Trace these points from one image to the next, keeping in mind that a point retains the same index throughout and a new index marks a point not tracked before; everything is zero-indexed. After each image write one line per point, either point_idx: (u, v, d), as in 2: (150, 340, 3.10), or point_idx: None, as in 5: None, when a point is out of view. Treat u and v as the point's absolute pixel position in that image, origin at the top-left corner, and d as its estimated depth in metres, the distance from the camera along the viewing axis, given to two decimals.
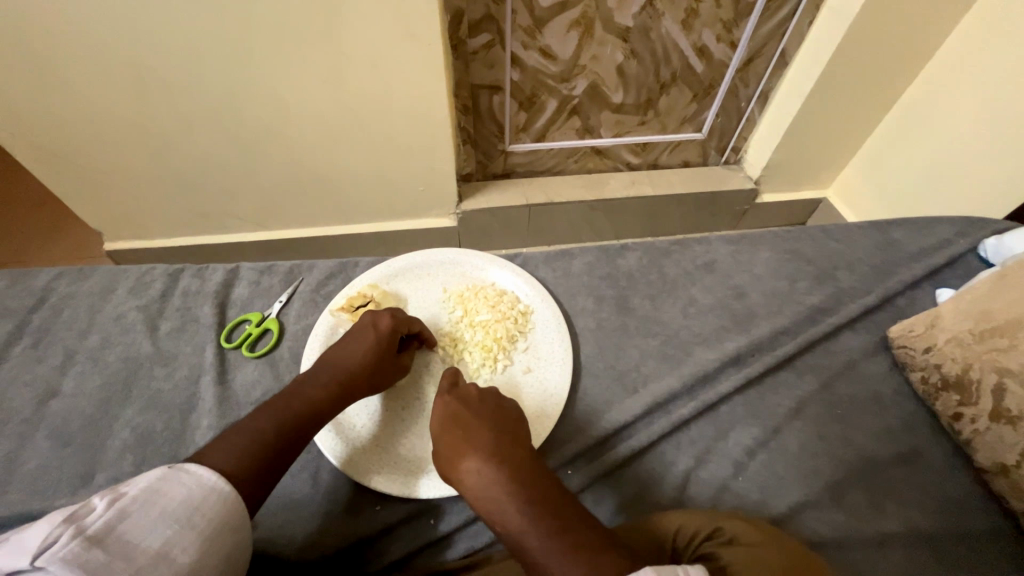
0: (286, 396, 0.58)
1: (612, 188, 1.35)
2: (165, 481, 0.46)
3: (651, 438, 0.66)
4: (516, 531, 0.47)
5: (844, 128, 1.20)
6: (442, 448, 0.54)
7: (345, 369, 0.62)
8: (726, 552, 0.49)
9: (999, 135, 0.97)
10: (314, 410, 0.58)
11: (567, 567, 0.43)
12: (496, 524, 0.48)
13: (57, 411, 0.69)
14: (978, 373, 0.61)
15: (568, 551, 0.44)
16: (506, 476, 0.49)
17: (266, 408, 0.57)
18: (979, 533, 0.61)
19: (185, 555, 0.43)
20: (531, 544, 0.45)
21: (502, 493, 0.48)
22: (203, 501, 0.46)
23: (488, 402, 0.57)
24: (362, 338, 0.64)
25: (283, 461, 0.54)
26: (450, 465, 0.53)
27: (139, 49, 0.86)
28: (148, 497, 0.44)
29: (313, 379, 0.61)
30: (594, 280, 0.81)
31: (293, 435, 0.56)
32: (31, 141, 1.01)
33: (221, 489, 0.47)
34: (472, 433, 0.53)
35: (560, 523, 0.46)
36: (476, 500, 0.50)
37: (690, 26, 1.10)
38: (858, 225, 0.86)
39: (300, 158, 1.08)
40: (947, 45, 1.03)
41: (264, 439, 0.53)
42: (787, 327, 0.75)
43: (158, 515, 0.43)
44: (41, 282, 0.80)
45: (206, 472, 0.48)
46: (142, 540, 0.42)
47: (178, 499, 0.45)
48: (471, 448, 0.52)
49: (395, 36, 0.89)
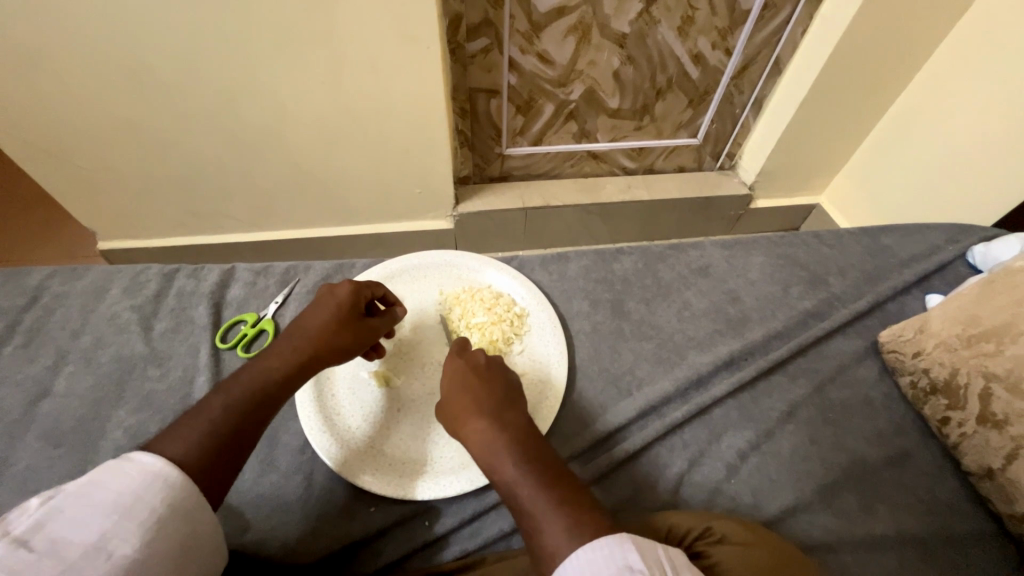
0: (241, 375, 0.56)
1: (607, 192, 1.36)
2: (105, 474, 0.44)
3: (651, 436, 0.66)
4: (511, 481, 0.48)
5: (837, 135, 1.21)
6: (448, 398, 0.56)
7: (302, 334, 0.61)
8: (718, 551, 0.49)
9: (988, 144, 0.98)
10: (270, 387, 0.56)
11: (555, 519, 0.44)
12: (492, 473, 0.49)
13: (49, 412, 0.68)
14: (966, 379, 0.62)
15: (557, 503, 0.45)
16: (509, 430, 0.51)
17: (220, 392, 0.54)
18: (968, 537, 0.61)
19: (126, 546, 0.41)
20: (523, 495, 0.46)
21: (503, 444, 0.50)
22: (147, 490, 0.44)
23: (494, 363, 0.59)
24: (320, 306, 0.63)
25: (245, 449, 0.52)
26: (453, 416, 0.54)
27: (138, 48, 0.86)
28: (84, 492, 0.42)
29: (269, 351, 0.60)
30: (590, 284, 0.82)
31: (254, 418, 0.54)
32: (25, 138, 1.00)
33: (167, 476, 0.45)
34: (479, 389, 0.55)
35: (553, 479, 0.47)
36: (478, 452, 0.51)
37: (686, 33, 1.12)
38: (850, 232, 0.87)
39: (296, 159, 1.08)
40: (938, 55, 1.04)
41: (220, 423, 0.51)
42: (780, 332, 0.76)
43: (94, 508, 0.41)
44: (36, 281, 0.79)
45: (152, 460, 0.46)
46: (75, 535, 0.40)
47: (117, 490, 0.43)
48: (477, 403, 0.53)
49: (393, 39, 0.89)
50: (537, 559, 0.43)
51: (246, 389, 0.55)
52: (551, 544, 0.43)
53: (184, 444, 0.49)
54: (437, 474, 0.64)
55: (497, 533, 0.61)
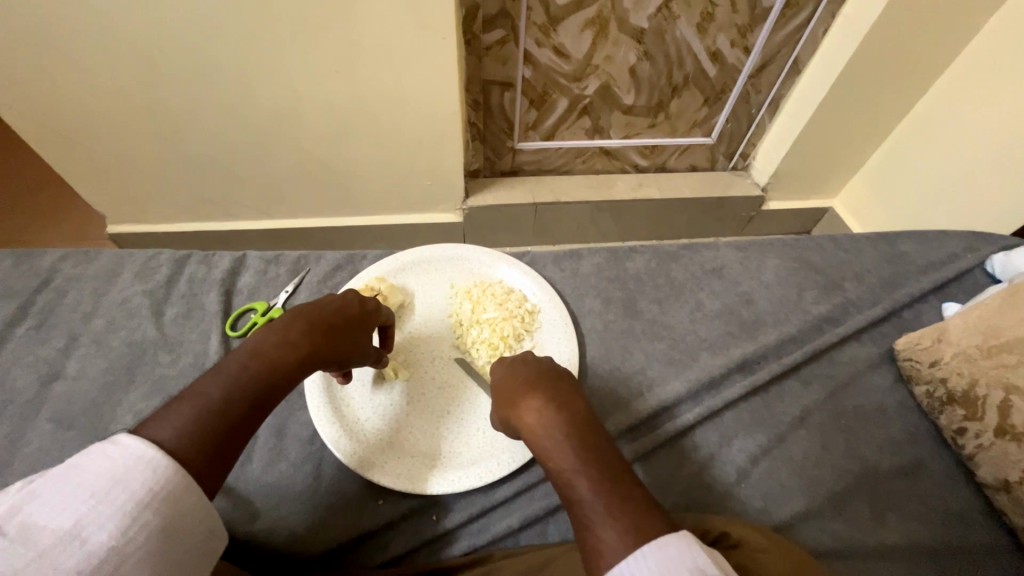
0: (245, 355, 0.51)
1: (619, 190, 1.35)
2: (87, 457, 0.41)
3: (695, 418, 0.67)
4: (568, 471, 0.45)
5: (855, 138, 1.19)
6: (502, 391, 0.56)
7: (323, 319, 0.58)
8: (737, 554, 0.48)
9: (1007, 151, 0.97)
10: (278, 372, 0.52)
11: (614, 514, 0.41)
12: (548, 463, 0.47)
13: (59, 395, 0.68)
14: (984, 390, 0.61)
15: (617, 497, 0.42)
16: (568, 422, 0.49)
17: (217, 373, 0.49)
18: (980, 548, 0.61)
19: (102, 534, 0.38)
20: (581, 486, 0.44)
21: (561, 434, 0.48)
22: (128, 474, 0.40)
23: (546, 363, 0.58)
24: (344, 302, 0.62)
25: (245, 435, 0.48)
26: (511, 409, 0.53)
27: (152, 30, 0.85)
28: (64, 475, 0.39)
29: (282, 327, 0.55)
30: (602, 282, 0.81)
31: (256, 403, 0.49)
32: (37, 119, 0.99)
33: (150, 459, 0.41)
34: (536, 383, 0.54)
35: (613, 472, 0.44)
36: (533, 441, 0.50)
37: (705, 29, 1.10)
38: (867, 237, 0.86)
39: (308, 146, 1.07)
40: (962, 58, 1.02)
41: (219, 411, 0.46)
42: (794, 336, 0.75)
43: (72, 493, 0.38)
44: (47, 263, 0.79)
45: (136, 442, 0.42)
46: (50, 520, 0.37)
47: (97, 474, 0.40)
48: (536, 394, 0.52)
49: (409, 29, 0.88)
50: (592, 557, 0.40)
51: (254, 373, 0.50)
52: (610, 540, 0.40)
53: (176, 429, 0.44)
54: (446, 469, 0.64)
55: (504, 530, 0.61)
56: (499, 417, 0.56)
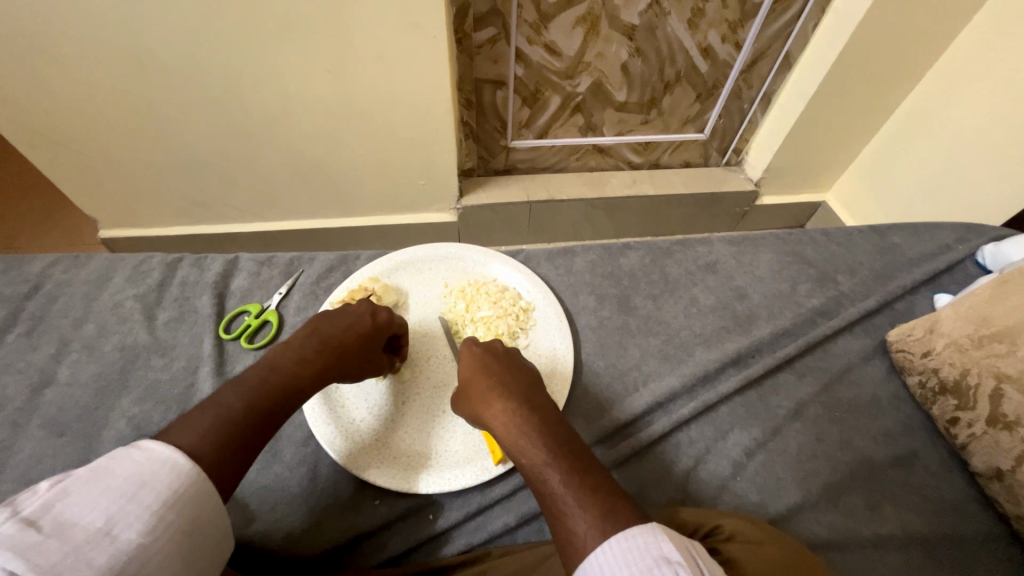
0: (264, 369, 0.53)
1: (613, 186, 1.35)
2: (112, 459, 0.42)
3: (690, 413, 0.67)
4: (540, 465, 0.48)
5: (846, 132, 1.20)
6: (471, 387, 0.58)
7: (334, 339, 0.59)
8: (728, 549, 0.48)
9: (996, 142, 0.97)
10: (292, 384, 0.54)
11: (585, 504, 0.44)
12: (520, 458, 0.50)
13: (51, 400, 0.68)
14: (976, 379, 0.61)
15: (587, 488, 0.45)
16: (536, 419, 0.52)
17: (236, 383, 0.51)
18: (974, 537, 0.61)
19: (130, 531, 0.39)
20: (553, 479, 0.46)
21: (532, 431, 0.51)
22: (154, 476, 0.41)
23: (514, 360, 0.60)
24: (357, 319, 0.63)
25: (263, 440, 0.49)
26: (482, 406, 0.56)
27: (140, 34, 0.85)
28: (93, 476, 0.40)
29: (297, 346, 0.57)
30: (596, 279, 0.81)
31: (274, 412, 0.51)
32: (27, 124, 0.99)
33: (175, 463, 0.43)
34: (505, 380, 0.56)
35: (582, 465, 0.47)
36: (504, 436, 0.52)
37: (696, 26, 1.10)
38: (859, 229, 0.86)
39: (300, 148, 1.07)
40: (950, 51, 1.03)
41: (238, 418, 0.48)
42: (788, 329, 0.76)
43: (102, 492, 0.39)
44: (37, 268, 0.79)
45: (160, 447, 0.43)
46: (82, 518, 0.38)
47: (124, 475, 0.41)
48: (505, 393, 0.55)
49: (399, 28, 0.88)
50: (568, 546, 0.42)
51: (271, 388, 0.52)
52: (583, 529, 0.42)
53: (197, 435, 0.45)
54: (442, 468, 0.64)
55: (502, 528, 0.61)
56: (468, 413, 0.58)
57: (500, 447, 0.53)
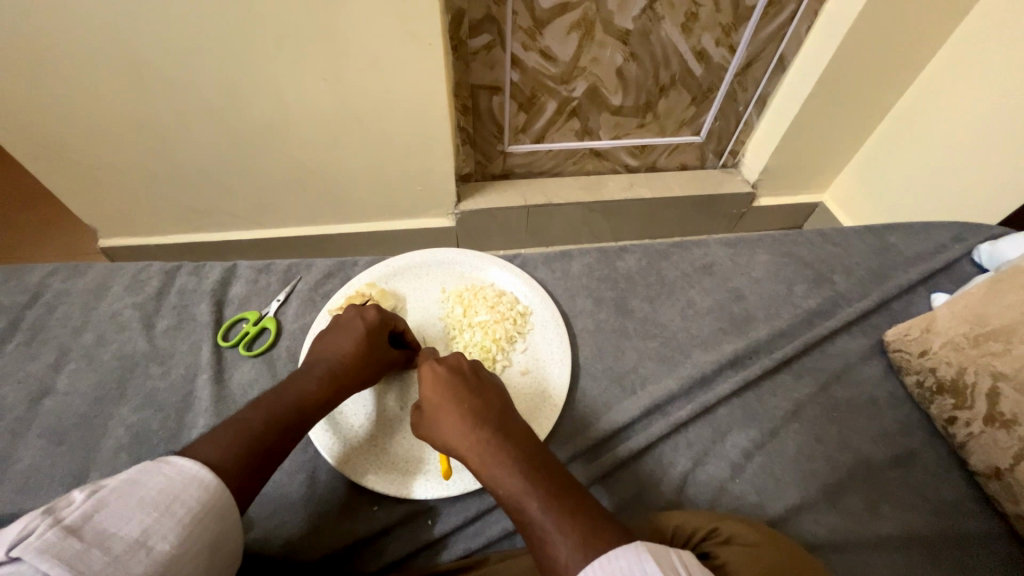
0: (275, 392, 0.56)
1: (610, 190, 1.35)
2: (143, 473, 0.42)
3: (689, 415, 0.67)
4: (518, 494, 0.48)
5: (841, 133, 1.20)
6: (436, 412, 0.56)
7: (337, 359, 0.61)
8: (723, 553, 0.48)
9: (991, 142, 0.98)
10: (305, 403, 0.56)
11: (567, 530, 0.44)
12: (496, 488, 0.49)
13: (51, 409, 0.68)
14: (973, 377, 0.61)
15: (567, 514, 0.45)
16: (509, 445, 0.51)
17: (258, 402, 0.55)
18: (973, 536, 0.61)
19: (164, 542, 0.39)
20: (533, 508, 0.46)
21: (507, 459, 0.50)
22: (184, 491, 0.43)
23: (481, 377, 0.59)
24: (350, 328, 0.64)
25: (278, 452, 0.52)
26: (450, 434, 0.54)
27: (140, 43, 0.86)
28: (127, 486, 0.41)
29: (304, 372, 0.60)
30: (593, 282, 0.81)
31: (288, 429, 0.54)
32: (27, 136, 1.00)
33: (203, 479, 0.44)
34: (472, 403, 0.55)
35: (559, 490, 0.47)
36: (478, 466, 0.51)
37: (690, 30, 1.11)
38: (855, 229, 0.87)
39: (298, 157, 1.08)
40: (943, 53, 1.04)
41: (255, 433, 0.51)
42: (785, 330, 0.76)
43: (138, 504, 0.40)
44: (36, 278, 0.79)
45: (188, 463, 0.45)
46: (120, 528, 0.38)
47: (157, 488, 0.42)
48: (472, 418, 0.53)
49: (395, 36, 0.89)
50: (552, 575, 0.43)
51: (284, 406, 0.55)
52: (566, 556, 0.42)
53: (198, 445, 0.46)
54: (438, 473, 0.64)
55: (501, 532, 0.61)
56: (436, 439, 0.57)
57: (476, 477, 0.52)
